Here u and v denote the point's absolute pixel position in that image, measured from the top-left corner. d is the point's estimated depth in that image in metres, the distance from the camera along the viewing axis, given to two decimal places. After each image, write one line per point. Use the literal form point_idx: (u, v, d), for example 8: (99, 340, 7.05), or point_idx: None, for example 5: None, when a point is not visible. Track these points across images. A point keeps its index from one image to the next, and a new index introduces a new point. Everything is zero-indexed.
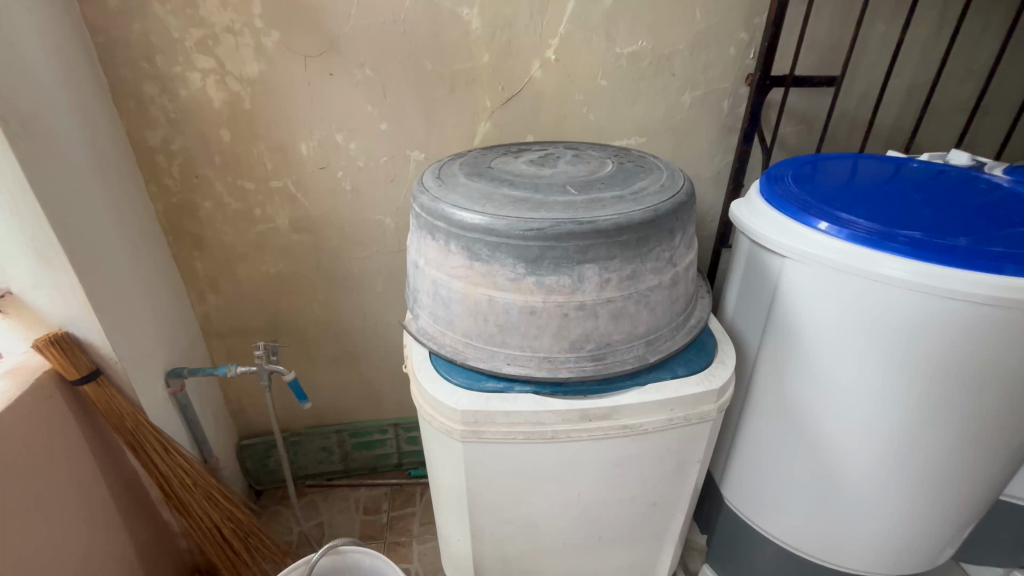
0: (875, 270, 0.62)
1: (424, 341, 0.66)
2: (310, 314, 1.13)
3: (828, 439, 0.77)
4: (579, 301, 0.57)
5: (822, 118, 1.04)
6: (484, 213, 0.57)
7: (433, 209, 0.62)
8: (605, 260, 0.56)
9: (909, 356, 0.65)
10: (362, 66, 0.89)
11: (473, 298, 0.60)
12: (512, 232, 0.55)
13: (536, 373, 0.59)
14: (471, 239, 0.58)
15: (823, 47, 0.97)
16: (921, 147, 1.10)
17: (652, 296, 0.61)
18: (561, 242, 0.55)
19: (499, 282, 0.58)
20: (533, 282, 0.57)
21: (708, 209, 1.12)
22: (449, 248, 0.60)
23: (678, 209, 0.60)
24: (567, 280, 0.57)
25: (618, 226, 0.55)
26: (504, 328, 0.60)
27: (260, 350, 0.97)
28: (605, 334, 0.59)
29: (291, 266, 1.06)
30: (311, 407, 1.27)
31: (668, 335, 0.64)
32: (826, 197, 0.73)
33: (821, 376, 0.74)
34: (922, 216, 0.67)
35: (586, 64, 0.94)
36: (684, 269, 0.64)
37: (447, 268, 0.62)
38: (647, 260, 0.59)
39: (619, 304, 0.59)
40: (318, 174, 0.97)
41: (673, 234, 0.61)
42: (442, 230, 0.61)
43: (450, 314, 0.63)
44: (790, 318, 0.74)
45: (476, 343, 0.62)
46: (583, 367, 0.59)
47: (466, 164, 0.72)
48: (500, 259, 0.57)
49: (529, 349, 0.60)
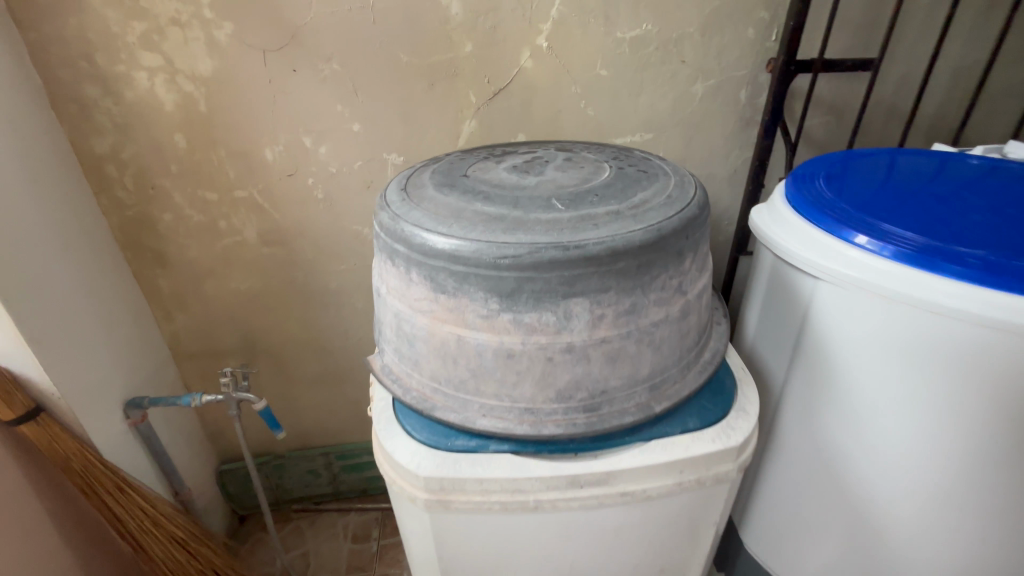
0: (932, 299, 0.50)
1: (388, 383, 0.56)
2: (288, 333, 1.04)
3: (868, 499, 0.63)
4: (566, 343, 0.47)
5: (854, 108, 0.91)
6: (448, 235, 0.47)
7: (393, 229, 0.52)
8: (597, 292, 0.46)
9: (975, 408, 0.52)
10: (329, 60, 0.79)
11: (439, 337, 0.50)
12: (482, 260, 0.45)
13: (515, 428, 0.49)
14: (435, 267, 0.48)
15: (856, 25, 0.84)
16: (970, 138, 0.96)
17: (657, 332, 0.50)
18: (542, 273, 0.45)
19: (468, 319, 0.48)
20: (508, 320, 0.47)
21: (723, 212, 1.00)
22: (410, 276, 0.50)
23: (687, 227, 0.50)
24: (550, 317, 0.46)
25: (612, 251, 0.45)
26: (476, 374, 0.49)
27: (227, 376, 0.89)
28: (600, 380, 0.49)
29: (262, 282, 0.97)
30: (295, 430, 1.18)
31: (677, 378, 0.53)
32: (866, 203, 0.61)
33: (861, 423, 0.61)
34: (989, 229, 0.55)
35: (583, 52, 0.83)
36: (695, 297, 0.53)
37: (410, 299, 0.52)
38: (650, 290, 0.48)
39: (616, 344, 0.48)
40: (287, 182, 0.88)
41: (682, 257, 0.50)
42: (402, 255, 0.51)
43: (415, 354, 0.53)
44: (822, 351, 0.62)
45: (445, 390, 0.52)
46: (573, 421, 0.49)
47: (439, 172, 0.62)
48: (469, 292, 0.47)
49: (507, 400, 0.49)
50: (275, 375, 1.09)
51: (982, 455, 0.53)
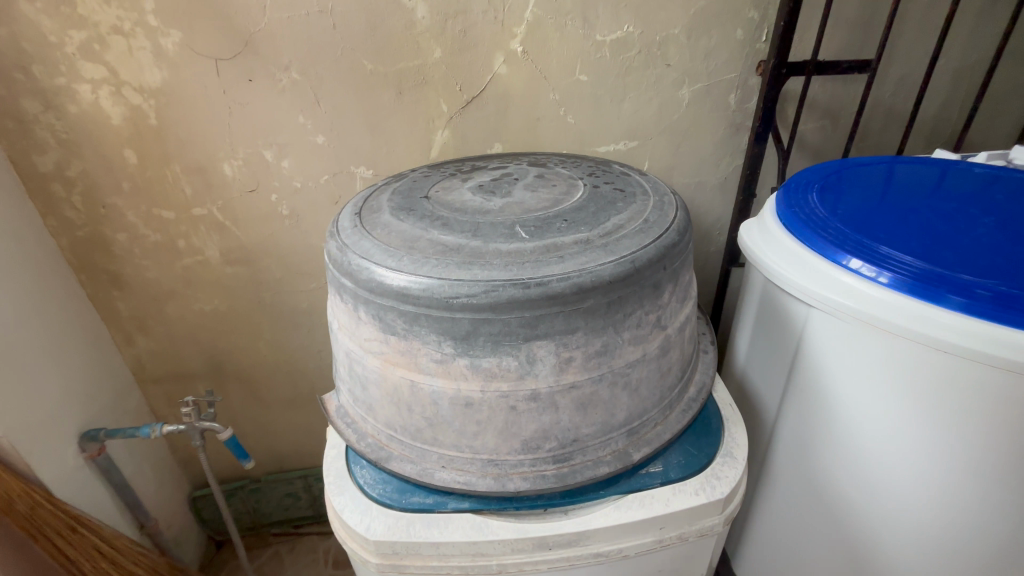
0: (936, 333, 0.45)
1: (342, 429, 0.51)
2: (258, 355, 0.98)
3: (870, 546, 0.57)
4: (530, 390, 0.42)
5: (850, 112, 0.86)
6: (396, 271, 0.42)
7: (341, 261, 0.47)
8: (563, 334, 0.41)
9: (988, 456, 0.46)
10: (287, 68, 0.73)
11: (392, 382, 0.45)
12: (432, 300, 0.40)
13: (478, 483, 0.44)
14: (383, 306, 0.43)
15: (852, 25, 0.79)
16: (973, 141, 0.91)
17: (634, 374, 0.45)
18: (500, 315, 0.40)
19: (421, 364, 0.43)
20: (464, 366, 0.42)
21: (714, 222, 0.95)
22: (359, 314, 0.46)
23: (666, 256, 0.45)
24: (511, 363, 0.41)
25: (579, 288, 0.40)
26: (433, 423, 0.45)
27: (188, 407, 0.84)
28: (571, 429, 0.44)
29: (229, 302, 0.92)
30: (270, 454, 1.13)
31: (658, 421, 0.48)
32: (865, 221, 0.56)
33: (861, 464, 0.55)
34: (1000, 253, 0.50)
35: (560, 57, 0.78)
36: (676, 330, 0.49)
37: (360, 338, 0.47)
38: (624, 329, 0.43)
39: (587, 390, 0.43)
40: (249, 199, 0.82)
41: (659, 290, 0.45)
42: (350, 291, 0.46)
43: (369, 398, 0.48)
44: (817, 382, 0.57)
45: (401, 438, 0.47)
46: (542, 474, 0.44)
47: (399, 192, 0.57)
48: (421, 335, 0.42)
49: (468, 451, 0.45)
50: (247, 398, 1.03)
51: (996, 506, 0.48)
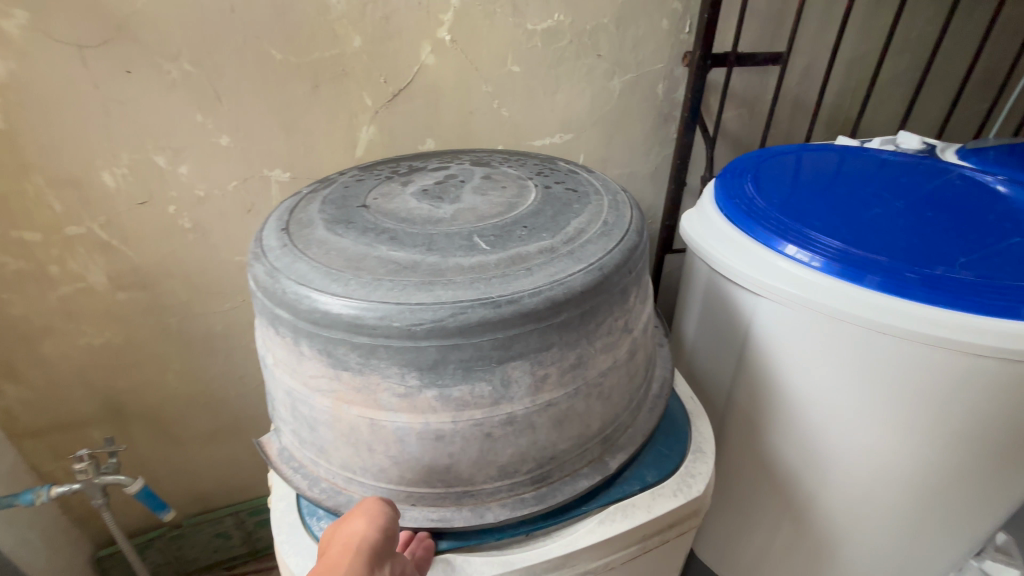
0: (872, 317, 0.48)
1: (289, 476, 0.45)
2: (168, 389, 0.86)
3: (815, 508, 0.62)
4: (506, 414, 0.39)
5: (764, 101, 0.91)
6: (344, 300, 0.37)
7: (272, 288, 0.40)
8: (537, 352, 0.38)
9: (915, 421, 0.51)
10: (176, 58, 0.63)
11: (347, 423, 0.40)
12: (391, 330, 0.36)
13: (456, 518, 0.41)
14: (332, 340, 0.38)
15: (764, 18, 0.83)
16: (864, 127, 1.01)
17: (607, 382, 0.44)
18: (470, 339, 0.36)
19: (382, 400, 0.38)
20: (432, 397, 0.38)
21: (647, 210, 0.96)
22: (301, 349, 0.40)
23: (630, 260, 0.43)
24: (485, 388, 0.38)
25: (552, 302, 0.37)
26: (399, 462, 0.40)
27: (83, 463, 0.71)
28: (548, 447, 0.42)
29: (125, 333, 0.78)
30: (191, 496, 1.00)
31: (629, 424, 0.48)
32: (798, 210, 0.59)
33: (807, 437, 0.59)
34: (916, 235, 0.54)
35: (491, 47, 0.74)
36: (641, 331, 0.48)
37: (303, 375, 0.41)
38: (596, 338, 0.41)
39: (563, 406, 0.41)
40: (140, 212, 0.70)
41: (626, 294, 0.44)
42: (288, 325, 0.40)
43: (319, 441, 0.43)
44: (764, 367, 0.60)
45: (362, 480, 0.42)
46: (520, 497, 0.42)
47: (331, 202, 0.50)
48: (380, 368, 0.37)
49: (443, 486, 0.41)
50: (158, 439, 0.90)
51: (919, 464, 0.54)
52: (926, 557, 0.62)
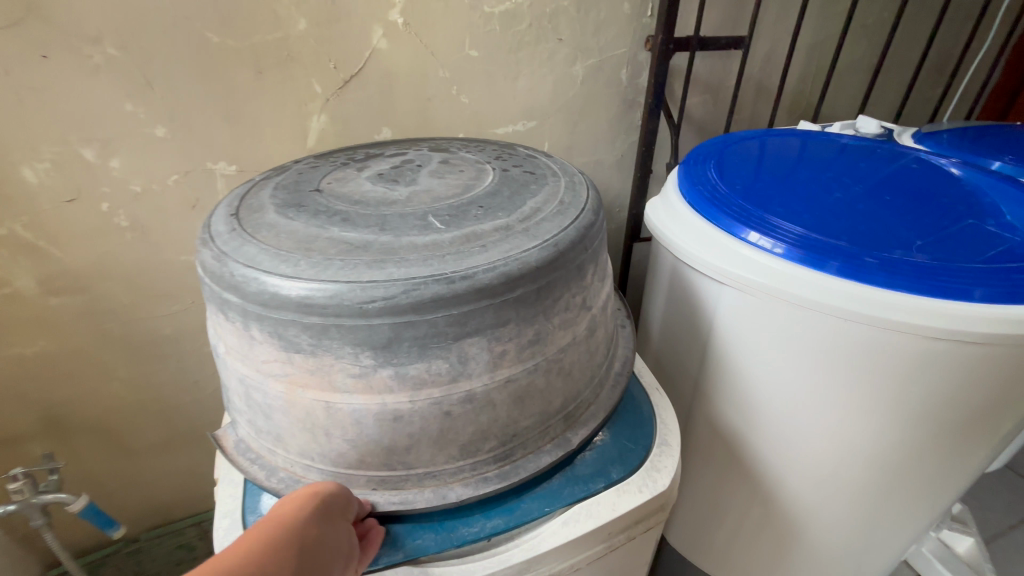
0: (833, 302, 0.48)
1: (246, 467, 0.43)
2: (114, 399, 0.80)
3: (782, 491, 0.63)
4: (465, 392, 0.38)
5: (727, 86, 0.91)
6: (292, 280, 0.34)
7: (215, 271, 0.37)
8: (493, 328, 0.37)
9: (874, 402, 0.51)
10: (99, 42, 0.58)
11: (301, 408, 0.38)
12: (342, 306, 0.34)
13: (416, 501, 0.40)
14: (281, 321, 0.35)
15: (725, 2, 0.82)
16: (825, 112, 1.02)
17: (567, 358, 0.43)
18: (425, 315, 0.34)
19: (337, 382, 0.36)
20: (389, 376, 0.36)
21: (614, 198, 0.95)
22: (251, 333, 0.37)
23: (589, 236, 0.42)
24: (442, 365, 0.36)
25: (507, 278, 0.36)
26: (357, 446, 0.39)
27: (16, 482, 0.66)
28: (510, 425, 0.41)
29: (61, 341, 0.73)
30: (148, 509, 0.95)
31: (592, 400, 0.47)
32: (761, 195, 0.58)
33: (772, 424, 0.59)
34: (874, 220, 0.54)
35: (446, 30, 0.70)
36: (601, 309, 0.47)
37: (254, 361, 0.38)
38: (553, 314, 0.40)
39: (523, 382, 0.40)
40: (69, 210, 0.65)
41: (584, 270, 0.42)
42: (235, 308, 0.37)
43: (274, 429, 0.41)
44: (730, 355, 0.59)
45: (321, 468, 0.41)
46: (484, 477, 0.41)
47: (280, 188, 0.47)
48: (332, 348, 0.35)
49: (403, 468, 0.40)
50: (106, 451, 0.85)
51: (880, 445, 0.54)
52: (886, 534, 0.63)
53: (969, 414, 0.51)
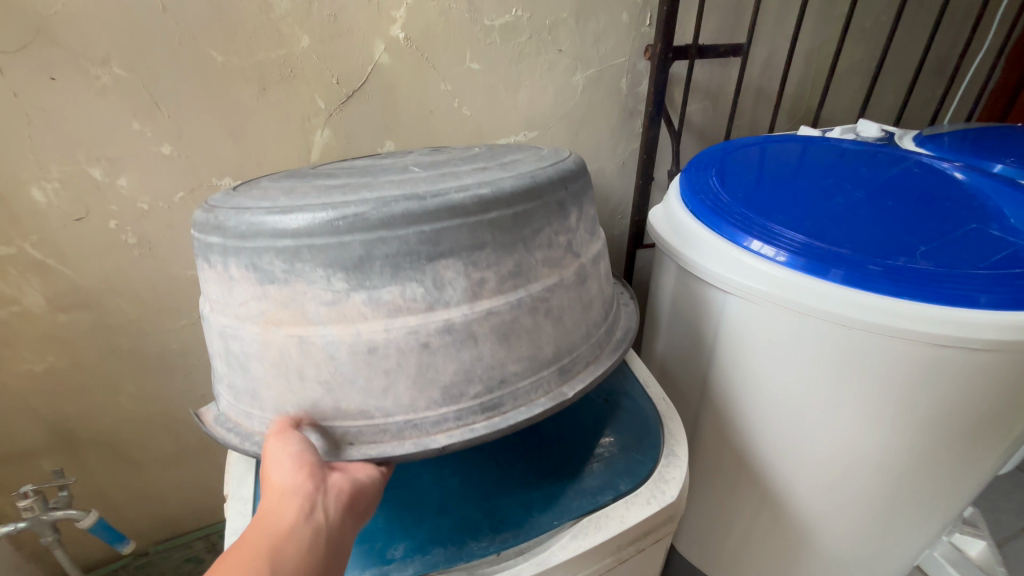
0: (837, 310, 0.48)
1: (222, 435, 0.43)
2: (121, 413, 0.81)
3: (790, 499, 0.62)
4: (443, 321, 0.38)
5: (727, 92, 0.91)
6: (267, 210, 0.37)
7: (206, 221, 0.41)
8: (469, 250, 0.38)
9: (881, 410, 0.51)
10: (106, 63, 0.58)
11: (276, 347, 0.39)
12: (314, 224, 0.36)
13: (397, 451, 0.40)
14: (257, 250, 0.38)
15: (723, 9, 0.83)
16: (825, 116, 1.03)
17: (554, 300, 0.43)
18: (395, 231, 0.36)
19: (310, 313, 0.38)
20: (362, 301, 0.37)
21: (616, 205, 0.95)
22: (230, 274, 0.40)
23: (565, 177, 0.45)
24: (417, 290, 0.38)
25: (480, 199, 0.38)
26: (332, 389, 0.39)
27: (26, 499, 0.67)
28: (496, 368, 0.41)
29: (69, 357, 0.74)
30: (155, 523, 0.95)
31: (590, 359, 0.47)
32: (762, 202, 0.59)
33: (778, 430, 0.59)
34: (875, 225, 0.54)
35: (447, 43, 0.71)
36: (590, 261, 0.48)
37: (233, 306, 0.41)
38: (534, 247, 0.41)
39: (507, 317, 0.41)
40: (77, 229, 0.66)
41: (565, 210, 0.44)
42: (217, 250, 0.40)
43: (253, 384, 0.42)
44: (734, 362, 0.59)
45: (295, 421, 0.41)
46: (471, 427, 0.41)
47: (282, 176, 0.50)
48: (305, 272, 0.37)
49: (381, 415, 0.40)
50: (115, 465, 0.85)
51: (888, 452, 0.54)
52: (897, 541, 0.63)
53: (977, 422, 0.51)
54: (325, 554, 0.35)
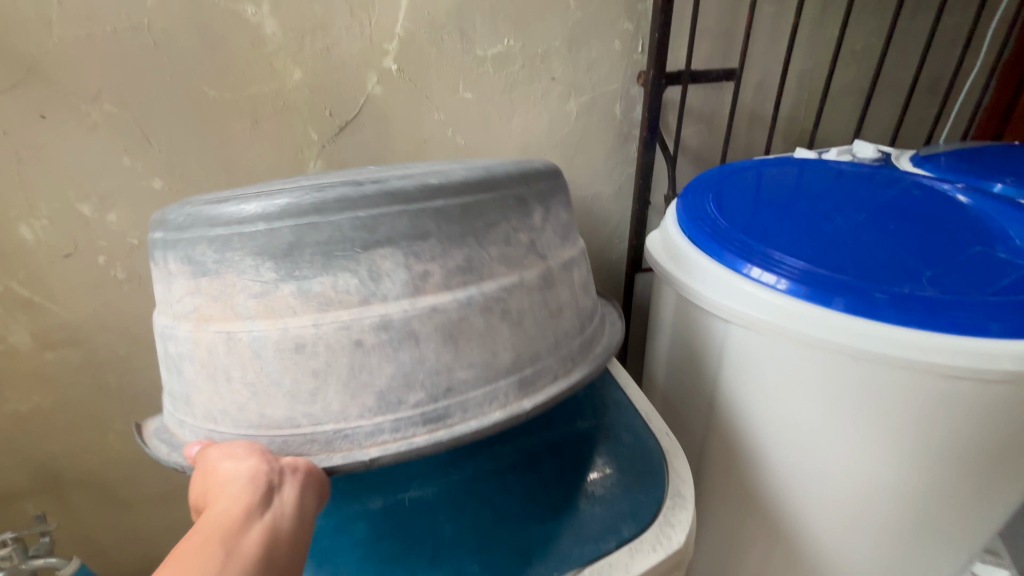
0: (842, 340, 0.47)
1: (155, 446, 0.44)
2: (109, 452, 0.78)
3: (801, 539, 0.59)
4: (379, 316, 0.37)
5: (722, 116, 0.91)
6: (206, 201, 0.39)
7: (160, 218, 0.44)
8: (410, 240, 0.38)
9: (895, 444, 0.49)
10: (97, 100, 0.58)
11: (205, 344, 0.40)
12: (245, 213, 0.37)
13: (323, 462, 0.38)
14: (193, 242, 0.39)
15: (714, 35, 0.84)
16: (820, 137, 1.03)
17: (512, 301, 0.41)
18: (328, 218, 0.37)
19: (239, 307, 0.38)
20: (292, 293, 0.37)
21: (613, 229, 0.94)
22: (170, 270, 0.41)
23: (528, 174, 0.44)
24: (350, 282, 0.37)
25: (422, 187, 0.38)
26: (258, 391, 0.39)
27: (6, 547, 0.64)
28: (444, 374, 0.39)
29: (55, 396, 0.72)
30: (142, 566, 0.91)
31: (558, 372, 0.45)
32: (760, 227, 0.58)
33: (785, 465, 0.56)
34: (876, 250, 0.53)
35: (441, 74, 0.71)
36: (560, 265, 0.46)
37: (173, 304, 0.42)
38: (488, 242, 0.41)
39: (454, 316, 0.39)
40: (65, 265, 0.65)
41: (527, 207, 0.43)
42: (160, 245, 0.42)
43: (187, 388, 0.42)
44: (738, 393, 0.57)
45: (221, 427, 0.40)
46: (410, 439, 0.38)
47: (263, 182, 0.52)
48: (234, 262, 0.38)
49: (309, 422, 0.38)
50: (101, 506, 0.82)
51: (904, 488, 0.51)
52: None
53: (997, 456, 0.49)
54: (290, 531, 0.35)
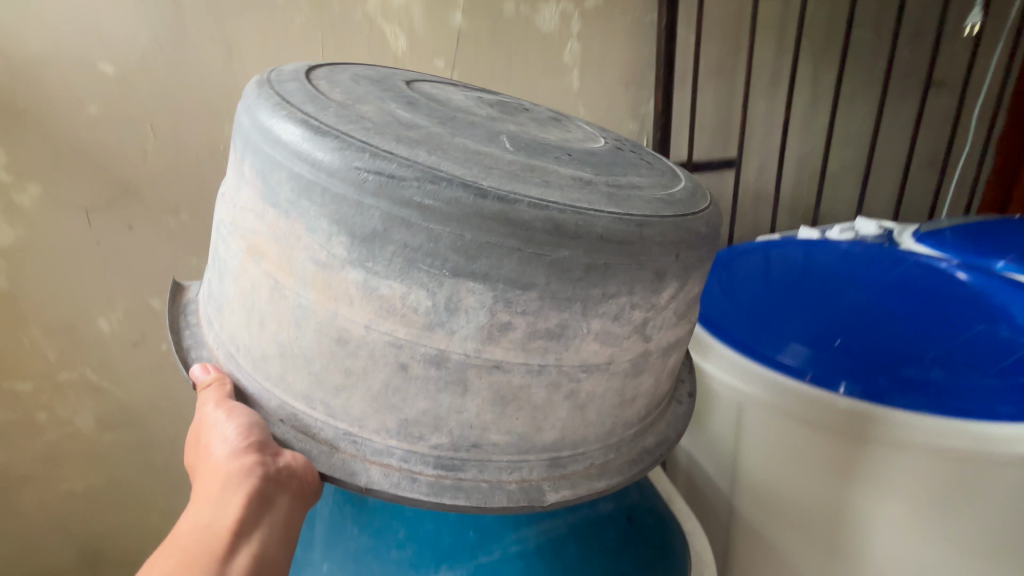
0: (854, 422, 0.49)
1: (185, 325, 0.46)
2: (148, 531, 0.82)
3: None
4: (437, 351, 0.35)
5: (727, 196, 0.98)
6: (306, 124, 0.34)
7: (256, 89, 0.40)
8: (511, 282, 0.34)
9: (918, 531, 0.49)
10: (175, 211, 0.68)
11: (250, 277, 0.38)
12: (338, 166, 0.33)
13: (321, 465, 0.37)
14: (273, 163, 0.36)
15: (713, 127, 0.92)
16: (825, 211, 1.08)
17: (585, 384, 0.38)
18: (427, 222, 0.32)
19: (296, 263, 0.35)
20: (354, 281, 0.34)
21: None
22: (245, 171, 0.38)
23: (680, 244, 0.38)
24: (422, 300, 0.34)
25: (554, 225, 0.33)
26: (285, 352, 0.37)
27: None
28: (483, 430, 0.37)
29: (107, 475, 0.77)
30: None
31: (596, 464, 0.42)
32: (766, 313, 0.61)
33: (812, 559, 0.55)
34: (878, 332, 0.56)
35: None
36: (659, 350, 0.41)
37: (236, 203, 0.39)
38: (594, 315, 0.36)
39: (517, 381, 0.36)
40: (132, 353, 0.72)
41: (659, 282, 0.38)
42: (243, 135, 0.39)
43: (222, 295, 0.41)
44: (755, 484, 0.57)
45: (240, 358, 0.40)
46: (414, 477, 0.37)
47: (367, 76, 0.45)
48: (306, 214, 0.35)
49: (324, 411, 0.37)
50: None
51: None
52: None
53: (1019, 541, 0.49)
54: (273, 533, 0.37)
